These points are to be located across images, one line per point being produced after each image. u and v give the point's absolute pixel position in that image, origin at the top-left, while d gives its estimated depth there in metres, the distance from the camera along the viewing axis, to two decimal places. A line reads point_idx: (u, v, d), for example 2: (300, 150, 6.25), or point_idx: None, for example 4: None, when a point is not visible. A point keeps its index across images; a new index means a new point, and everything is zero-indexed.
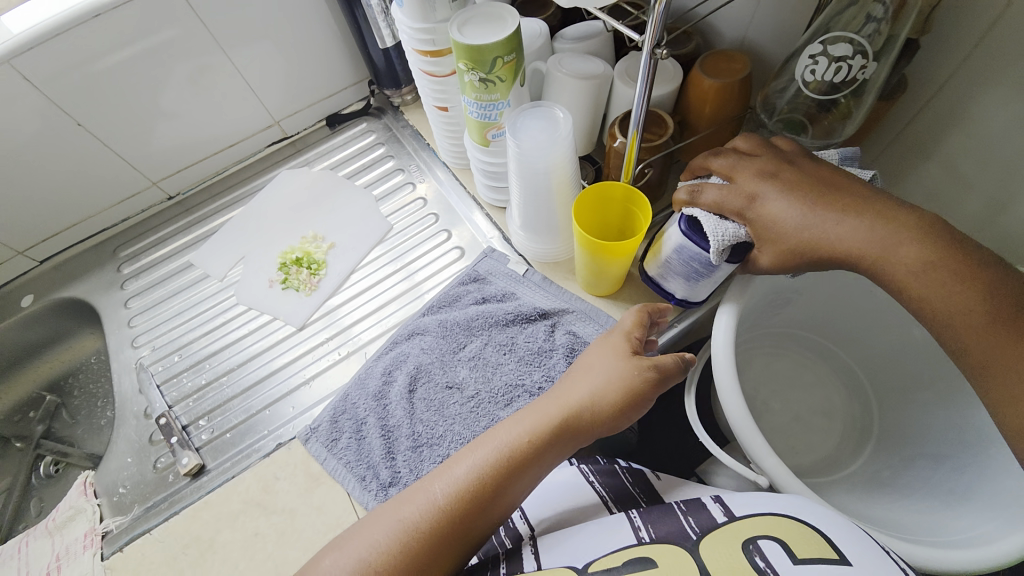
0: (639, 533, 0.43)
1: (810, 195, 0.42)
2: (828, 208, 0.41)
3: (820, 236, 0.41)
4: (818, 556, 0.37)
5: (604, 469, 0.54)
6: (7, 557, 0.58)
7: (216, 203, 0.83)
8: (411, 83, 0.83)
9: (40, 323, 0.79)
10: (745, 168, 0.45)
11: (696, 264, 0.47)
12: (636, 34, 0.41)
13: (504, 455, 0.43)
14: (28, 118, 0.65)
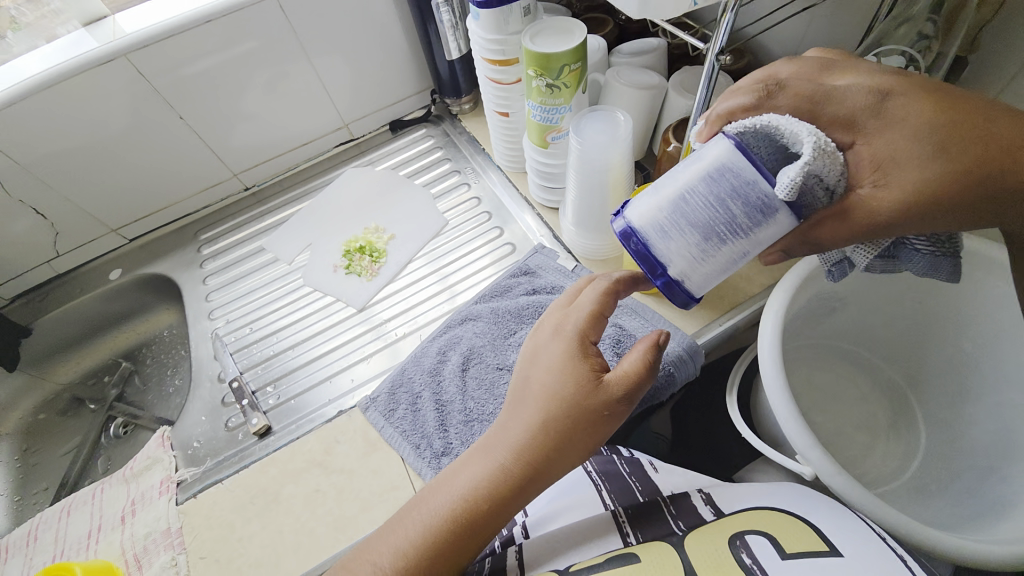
0: (626, 537, 0.45)
1: (932, 107, 0.36)
2: (960, 120, 0.36)
3: (945, 156, 0.35)
4: (808, 550, 0.38)
5: (603, 461, 0.56)
6: (81, 501, 0.62)
7: (288, 195, 0.90)
8: (471, 93, 0.89)
9: (125, 295, 0.88)
10: (837, 80, 0.39)
11: (739, 206, 0.35)
12: (700, 44, 0.46)
13: (451, 513, 0.42)
14: (139, 107, 0.74)
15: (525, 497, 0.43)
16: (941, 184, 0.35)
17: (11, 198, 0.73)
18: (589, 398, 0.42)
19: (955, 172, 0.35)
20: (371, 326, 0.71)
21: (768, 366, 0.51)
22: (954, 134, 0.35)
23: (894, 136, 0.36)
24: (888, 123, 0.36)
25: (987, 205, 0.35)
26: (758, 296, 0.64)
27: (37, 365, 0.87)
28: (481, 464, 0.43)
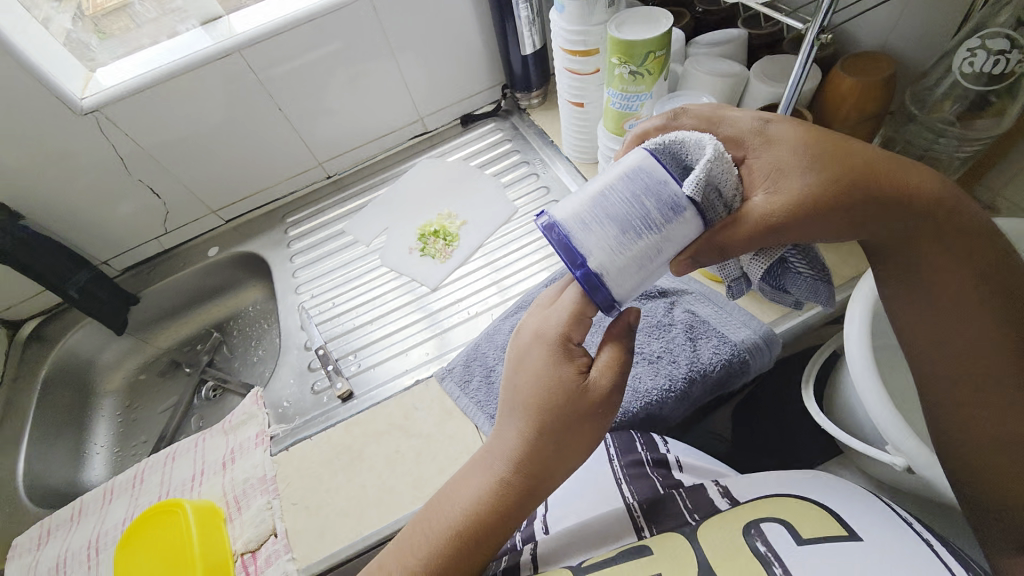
0: (640, 531, 0.49)
1: (820, 136, 0.42)
2: (842, 148, 0.41)
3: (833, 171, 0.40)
4: (825, 535, 0.41)
5: (635, 465, 0.55)
6: (185, 449, 0.67)
7: (366, 183, 0.96)
8: (541, 87, 0.92)
9: (219, 271, 0.96)
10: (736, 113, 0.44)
11: (652, 201, 0.38)
12: (799, 24, 0.47)
13: (458, 525, 0.45)
14: (245, 98, 0.82)
15: (533, 502, 0.45)
16: (818, 189, 0.39)
17: (132, 176, 0.83)
18: (581, 399, 0.43)
19: (834, 180, 0.39)
20: (425, 314, 0.75)
21: (858, 353, 0.49)
22: (830, 151, 0.40)
23: (781, 151, 0.41)
24: (778, 142, 0.41)
25: (857, 215, 0.40)
26: (840, 287, 0.62)
27: (143, 329, 0.97)
28: (485, 476, 0.46)
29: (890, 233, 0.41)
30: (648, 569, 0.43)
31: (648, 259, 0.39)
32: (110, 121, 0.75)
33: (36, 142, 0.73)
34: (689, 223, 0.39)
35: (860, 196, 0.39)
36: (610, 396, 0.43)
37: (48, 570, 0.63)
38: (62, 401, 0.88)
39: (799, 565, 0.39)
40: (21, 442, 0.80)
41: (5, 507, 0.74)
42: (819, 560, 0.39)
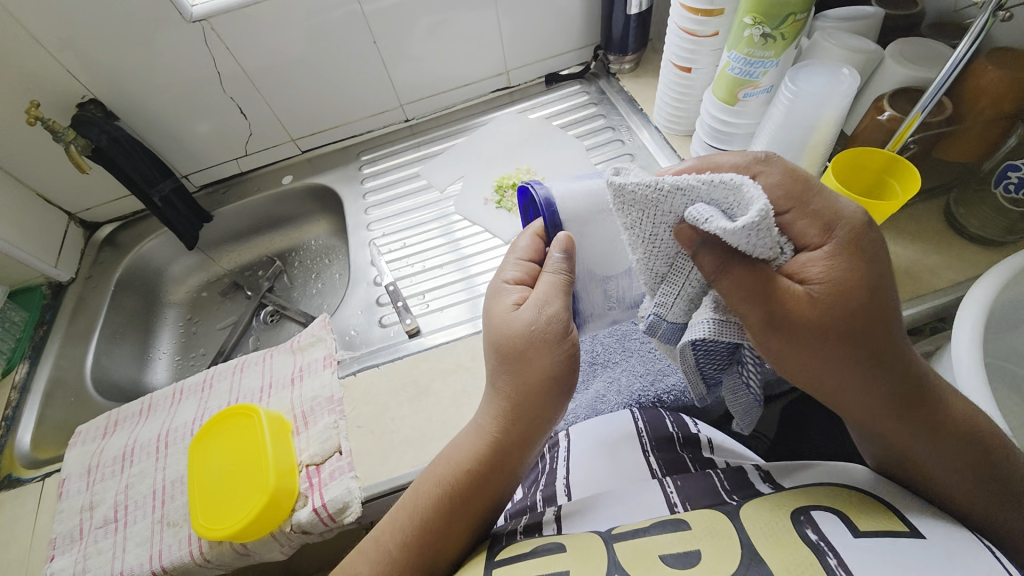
0: (673, 506, 0.44)
1: (881, 299, 0.36)
2: (886, 322, 0.36)
3: (852, 334, 0.36)
4: (883, 529, 0.36)
5: (663, 440, 0.54)
6: (253, 361, 0.69)
7: (442, 130, 0.96)
8: (636, 53, 0.89)
9: (290, 200, 0.98)
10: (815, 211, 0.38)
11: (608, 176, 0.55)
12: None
13: (443, 481, 0.46)
14: (345, 28, 0.80)
15: (515, 456, 0.46)
16: (839, 302, 0.36)
17: (225, 94, 0.83)
18: (525, 334, 0.45)
19: (865, 306, 0.36)
20: (463, 276, 0.74)
21: (966, 350, 0.48)
22: (872, 315, 0.36)
23: (846, 256, 0.36)
24: (854, 249, 0.36)
25: (863, 348, 0.36)
26: (945, 290, 0.59)
27: (212, 247, 0.99)
28: (469, 434, 0.47)
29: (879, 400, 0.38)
30: (685, 545, 0.38)
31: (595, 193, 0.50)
32: (215, 33, 0.74)
33: (136, 45, 0.73)
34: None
35: (879, 335, 0.36)
36: (547, 310, 0.46)
37: (112, 460, 0.64)
38: (131, 304, 0.91)
39: (857, 555, 0.34)
40: (92, 337, 0.83)
41: (72, 396, 0.77)
42: (877, 553, 0.34)
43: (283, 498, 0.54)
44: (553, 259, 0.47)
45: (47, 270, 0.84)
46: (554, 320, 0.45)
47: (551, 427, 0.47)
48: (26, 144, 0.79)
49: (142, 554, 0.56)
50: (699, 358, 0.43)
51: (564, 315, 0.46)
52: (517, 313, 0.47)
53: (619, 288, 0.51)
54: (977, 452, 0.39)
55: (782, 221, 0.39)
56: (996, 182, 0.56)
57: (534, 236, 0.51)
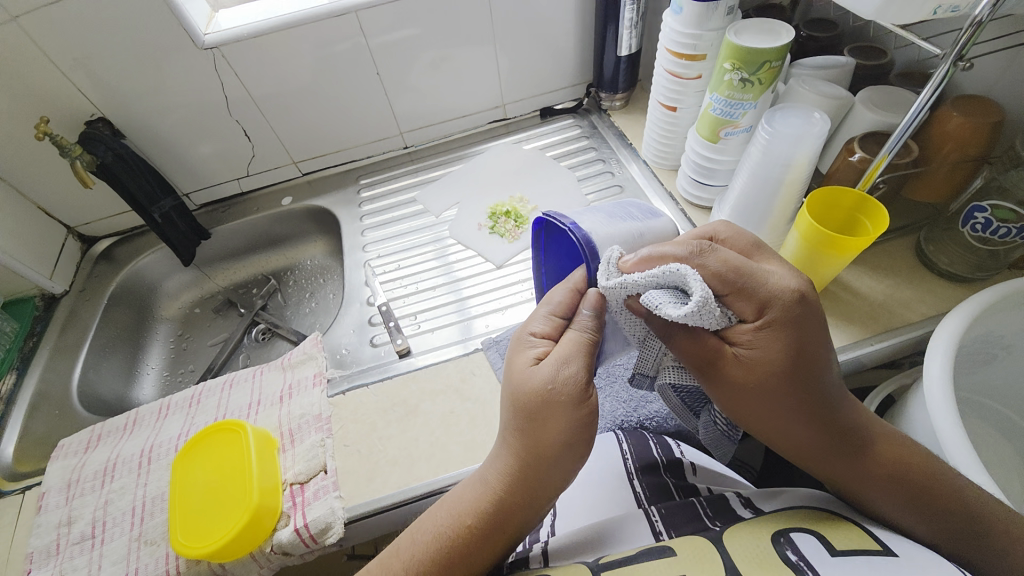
0: (657, 533, 0.45)
1: (797, 368, 0.42)
2: (800, 387, 0.42)
3: (764, 397, 0.43)
4: (856, 548, 0.38)
5: (648, 464, 0.54)
6: (243, 378, 0.69)
7: (440, 158, 0.99)
8: (626, 91, 0.93)
9: (288, 220, 1.00)
10: (753, 294, 0.41)
11: (635, 210, 0.56)
12: (934, 49, 0.49)
13: (447, 536, 0.44)
14: (350, 60, 0.84)
15: (520, 516, 0.45)
16: (753, 368, 0.42)
17: (231, 117, 0.86)
18: (545, 394, 0.44)
19: (778, 370, 0.41)
20: (456, 299, 0.76)
21: (937, 380, 0.49)
22: (785, 383, 0.42)
23: (766, 336, 0.41)
24: (773, 322, 0.41)
25: (774, 403, 0.43)
26: (920, 323, 0.61)
27: (207, 265, 1.00)
28: (472, 490, 0.46)
29: (797, 445, 0.45)
30: (671, 569, 0.38)
31: (634, 239, 0.51)
32: (225, 59, 0.78)
33: (149, 69, 0.76)
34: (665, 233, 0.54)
35: (791, 394, 0.42)
36: (565, 371, 0.44)
37: (93, 475, 0.63)
38: (123, 319, 0.91)
39: (834, 574, 0.35)
40: (81, 350, 0.83)
41: (56, 409, 0.76)
42: (852, 570, 0.35)
43: (265, 517, 0.54)
44: (585, 317, 0.46)
45: (42, 281, 0.84)
46: (574, 382, 0.44)
47: (562, 489, 0.46)
48: (33, 158, 0.81)
49: (117, 572, 0.55)
50: (679, 396, 0.51)
51: (587, 378, 0.44)
52: (536, 369, 0.45)
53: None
54: (904, 490, 0.43)
55: (725, 298, 0.43)
56: (963, 222, 0.59)
57: (572, 290, 0.49)
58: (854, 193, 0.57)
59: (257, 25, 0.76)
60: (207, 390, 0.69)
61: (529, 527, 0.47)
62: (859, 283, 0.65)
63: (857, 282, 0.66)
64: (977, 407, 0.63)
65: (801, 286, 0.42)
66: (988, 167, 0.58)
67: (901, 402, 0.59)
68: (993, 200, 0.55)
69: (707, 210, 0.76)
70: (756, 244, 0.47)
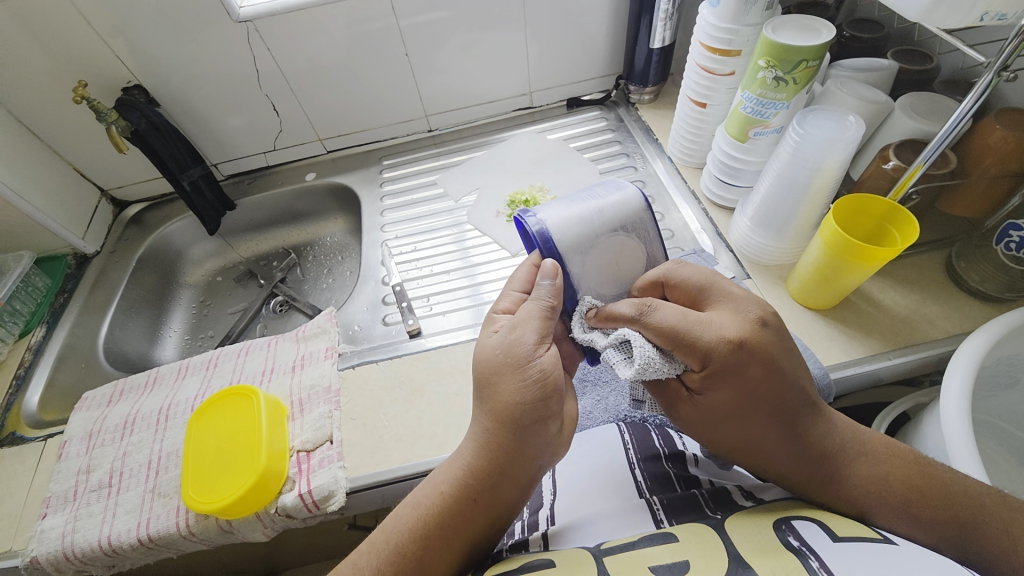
0: (658, 519, 0.45)
1: (756, 396, 0.43)
2: (761, 413, 0.44)
3: (731, 425, 0.45)
4: (858, 535, 0.38)
5: (650, 457, 0.53)
6: (258, 346, 0.71)
7: (463, 143, 0.99)
8: (656, 85, 0.92)
9: (310, 196, 1.01)
10: (701, 339, 0.42)
11: (598, 187, 0.55)
12: (981, 56, 0.47)
13: (429, 508, 0.45)
14: (380, 39, 0.84)
15: (490, 484, 0.45)
16: (710, 407, 0.45)
17: (261, 91, 0.87)
18: (501, 358, 0.46)
19: (732, 410, 0.44)
20: (470, 283, 0.76)
21: (954, 400, 0.48)
22: (749, 411, 0.44)
23: (723, 374, 0.43)
24: (716, 371, 0.43)
25: (738, 437, 0.46)
26: (943, 341, 0.59)
27: (231, 235, 1.03)
28: (445, 469, 0.48)
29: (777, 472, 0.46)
30: (674, 555, 0.38)
31: (592, 218, 0.51)
32: (259, 34, 0.79)
33: (186, 40, 0.78)
34: (629, 206, 0.52)
35: (756, 420, 0.44)
36: (515, 335, 0.46)
37: (113, 427, 0.66)
38: (149, 281, 0.95)
39: (835, 557, 0.35)
40: (108, 308, 0.86)
41: (82, 363, 0.80)
42: (852, 553, 0.35)
43: (271, 480, 0.56)
44: (541, 287, 0.48)
45: (75, 240, 0.88)
46: (521, 343, 0.45)
47: (531, 455, 0.46)
48: (73, 120, 0.84)
49: (130, 521, 0.58)
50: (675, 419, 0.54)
51: (539, 337, 0.46)
52: (490, 339, 0.48)
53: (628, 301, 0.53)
54: (892, 512, 0.43)
55: (672, 352, 0.43)
56: (997, 239, 0.57)
57: (525, 266, 0.51)
58: (882, 201, 0.55)
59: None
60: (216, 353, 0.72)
61: (510, 504, 0.47)
62: (883, 296, 0.63)
63: (881, 294, 0.64)
64: (996, 431, 0.61)
65: (741, 333, 0.43)
66: None
67: (917, 421, 0.57)
68: None
69: (729, 211, 0.75)
70: (705, 286, 0.47)
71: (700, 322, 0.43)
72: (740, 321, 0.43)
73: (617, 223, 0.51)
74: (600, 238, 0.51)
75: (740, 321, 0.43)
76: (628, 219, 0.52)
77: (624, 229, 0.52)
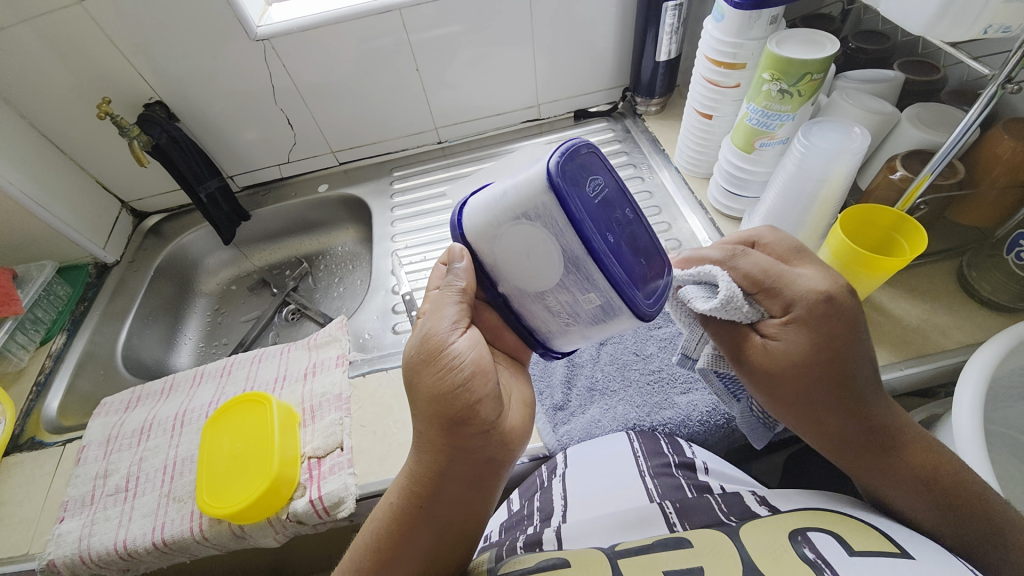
0: (672, 524, 0.45)
1: (836, 347, 0.43)
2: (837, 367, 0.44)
3: (800, 377, 0.44)
4: (876, 549, 0.36)
5: (663, 469, 0.53)
6: (272, 354, 0.73)
7: (472, 155, 1.01)
8: (662, 97, 0.93)
9: (323, 207, 1.03)
10: (796, 284, 0.44)
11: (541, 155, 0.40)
12: (985, 68, 0.47)
13: (390, 513, 0.46)
14: (392, 55, 0.86)
15: (433, 489, 0.45)
16: (787, 361, 0.44)
17: (276, 105, 0.89)
18: (420, 353, 0.44)
19: (808, 366, 0.44)
20: None
21: (965, 412, 0.48)
22: (826, 363, 0.44)
23: (809, 318, 0.43)
24: (800, 319, 0.44)
25: (805, 396, 0.45)
26: (956, 351, 0.58)
27: (246, 245, 1.05)
28: (397, 480, 0.48)
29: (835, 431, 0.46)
30: (688, 561, 0.38)
31: (493, 205, 0.40)
32: (275, 51, 0.81)
33: (205, 57, 0.81)
34: (533, 185, 0.38)
35: (829, 374, 0.44)
36: (431, 326, 0.45)
37: (130, 433, 0.67)
38: (167, 290, 0.97)
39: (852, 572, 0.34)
40: (127, 316, 0.88)
41: (101, 370, 0.82)
42: (870, 568, 0.34)
43: (283, 486, 0.57)
44: (451, 271, 0.44)
45: (95, 250, 0.91)
46: (434, 331, 0.44)
47: (468, 449, 0.44)
48: (97, 135, 0.87)
49: (146, 525, 0.59)
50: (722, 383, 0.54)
51: (454, 322, 0.45)
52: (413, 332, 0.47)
53: (561, 304, 0.42)
54: (927, 496, 0.43)
55: (754, 297, 0.46)
56: (1007, 249, 0.57)
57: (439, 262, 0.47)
58: (890, 212, 0.55)
59: (305, 18, 0.79)
60: (209, 365, 0.74)
61: (461, 514, 0.46)
62: (893, 306, 0.63)
63: (890, 303, 0.63)
64: (1011, 444, 0.60)
65: (832, 287, 0.44)
66: None
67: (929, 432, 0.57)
68: None
69: (736, 221, 0.75)
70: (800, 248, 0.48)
71: (795, 272, 0.46)
72: (832, 278, 0.45)
73: (515, 212, 0.39)
74: (501, 230, 0.40)
75: (832, 278, 0.45)
76: (529, 205, 0.38)
77: (527, 216, 0.39)
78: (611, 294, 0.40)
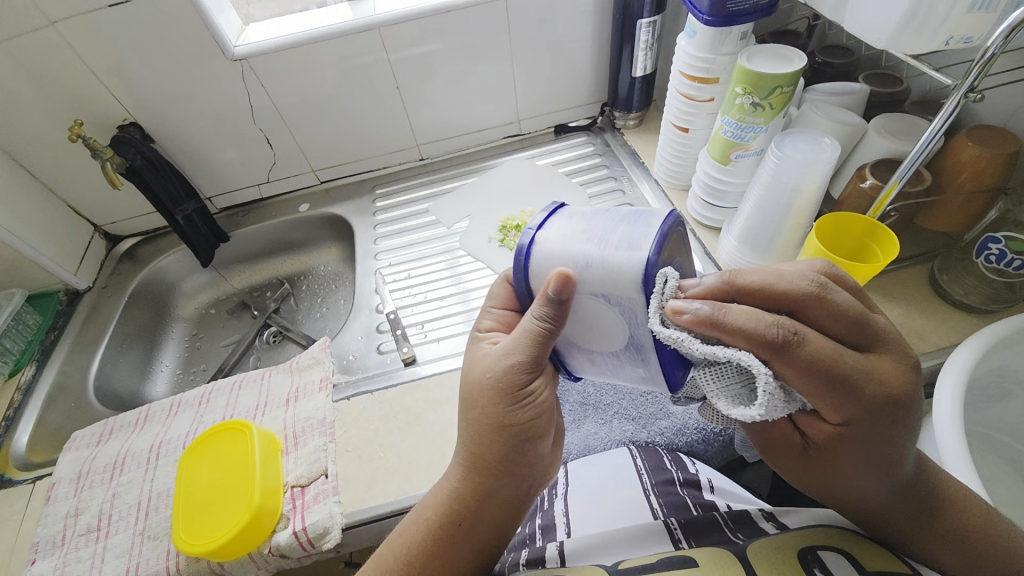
0: (679, 542, 0.44)
1: (886, 447, 0.38)
2: (884, 464, 0.38)
3: (840, 467, 0.40)
4: (889, 571, 0.36)
5: (667, 487, 0.53)
6: (252, 379, 0.71)
7: (454, 171, 1.01)
8: (640, 111, 0.95)
9: (305, 226, 1.02)
10: (866, 384, 0.36)
11: (638, 227, 0.39)
12: (946, 79, 0.49)
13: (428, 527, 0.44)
14: (372, 73, 0.86)
15: (479, 512, 0.44)
16: (824, 457, 0.40)
17: (255, 125, 0.89)
18: (499, 382, 0.43)
19: (849, 463, 0.39)
20: (465, 308, 0.77)
21: (947, 416, 0.48)
22: (876, 458, 0.38)
23: (864, 420, 0.37)
24: (857, 425, 0.37)
25: (840, 485, 0.41)
26: (932, 353, 0.60)
27: (225, 266, 1.03)
28: (433, 494, 0.46)
29: (868, 515, 0.41)
30: None
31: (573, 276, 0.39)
32: (253, 71, 0.81)
33: (183, 78, 0.80)
34: (624, 276, 0.37)
35: (873, 469, 0.39)
36: (508, 362, 0.43)
37: (102, 468, 0.64)
38: (142, 316, 0.94)
39: None
40: (100, 344, 0.85)
41: (72, 402, 0.79)
42: None
43: (265, 519, 0.54)
44: (551, 305, 0.39)
45: (67, 277, 0.88)
46: (509, 369, 0.43)
47: (523, 475, 0.45)
48: (69, 158, 0.84)
49: (120, 566, 0.56)
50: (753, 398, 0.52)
51: (530, 368, 0.43)
52: (481, 360, 0.45)
53: (604, 363, 0.44)
54: (964, 560, 0.40)
55: (802, 393, 0.37)
56: (977, 252, 0.58)
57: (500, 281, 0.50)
58: (866, 222, 0.57)
59: (285, 38, 0.79)
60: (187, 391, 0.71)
61: (496, 533, 0.45)
62: None
63: None
64: (989, 442, 0.61)
65: (903, 388, 0.36)
66: (1005, 198, 0.56)
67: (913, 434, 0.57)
68: (1007, 232, 0.55)
69: (716, 231, 0.76)
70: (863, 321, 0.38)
71: (868, 369, 0.36)
72: (901, 374, 0.37)
73: (600, 294, 0.39)
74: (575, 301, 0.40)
75: (902, 374, 0.37)
76: (614, 289, 0.38)
77: (606, 297, 0.39)
78: (657, 374, 0.41)
